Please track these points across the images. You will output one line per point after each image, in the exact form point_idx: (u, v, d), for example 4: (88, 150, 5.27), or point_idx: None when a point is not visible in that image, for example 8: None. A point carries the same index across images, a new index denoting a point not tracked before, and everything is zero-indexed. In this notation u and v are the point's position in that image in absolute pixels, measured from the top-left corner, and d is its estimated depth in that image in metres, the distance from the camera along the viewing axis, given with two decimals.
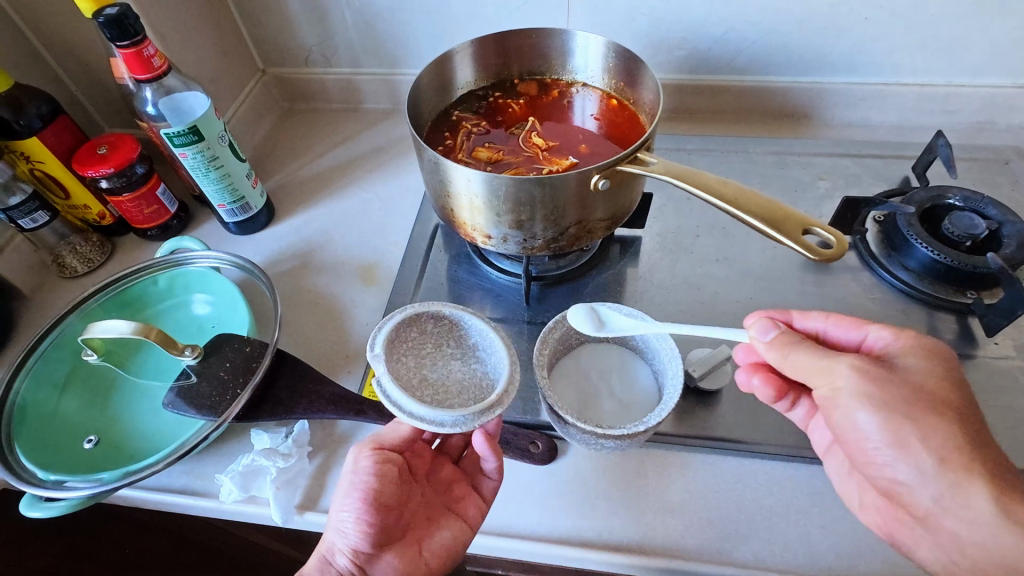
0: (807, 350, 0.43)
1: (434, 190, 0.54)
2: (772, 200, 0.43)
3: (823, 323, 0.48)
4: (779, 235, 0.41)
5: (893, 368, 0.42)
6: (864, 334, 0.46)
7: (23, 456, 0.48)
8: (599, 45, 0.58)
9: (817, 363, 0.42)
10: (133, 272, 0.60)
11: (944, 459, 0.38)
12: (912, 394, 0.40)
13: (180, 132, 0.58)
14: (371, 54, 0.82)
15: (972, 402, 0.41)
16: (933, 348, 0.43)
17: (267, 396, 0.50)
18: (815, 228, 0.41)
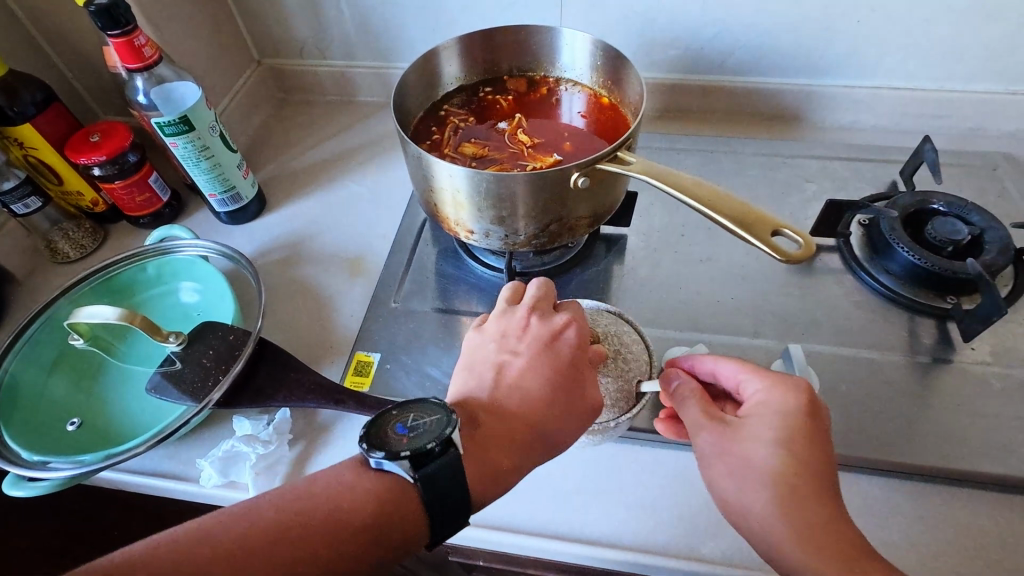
0: (692, 404, 0.45)
1: (419, 185, 0.55)
2: (746, 203, 0.43)
3: (713, 365, 0.47)
4: (747, 237, 0.41)
5: (738, 427, 0.43)
6: (741, 380, 0.45)
7: (7, 436, 0.49)
8: (585, 42, 0.58)
9: (696, 417, 0.44)
10: (119, 260, 0.61)
11: (801, 538, 0.38)
12: (747, 467, 0.41)
13: (171, 121, 0.59)
14: (365, 47, 0.83)
15: (812, 468, 0.41)
16: (795, 401, 0.42)
17: (249, 384, 0.50)
18: (784, 230, 0.42)
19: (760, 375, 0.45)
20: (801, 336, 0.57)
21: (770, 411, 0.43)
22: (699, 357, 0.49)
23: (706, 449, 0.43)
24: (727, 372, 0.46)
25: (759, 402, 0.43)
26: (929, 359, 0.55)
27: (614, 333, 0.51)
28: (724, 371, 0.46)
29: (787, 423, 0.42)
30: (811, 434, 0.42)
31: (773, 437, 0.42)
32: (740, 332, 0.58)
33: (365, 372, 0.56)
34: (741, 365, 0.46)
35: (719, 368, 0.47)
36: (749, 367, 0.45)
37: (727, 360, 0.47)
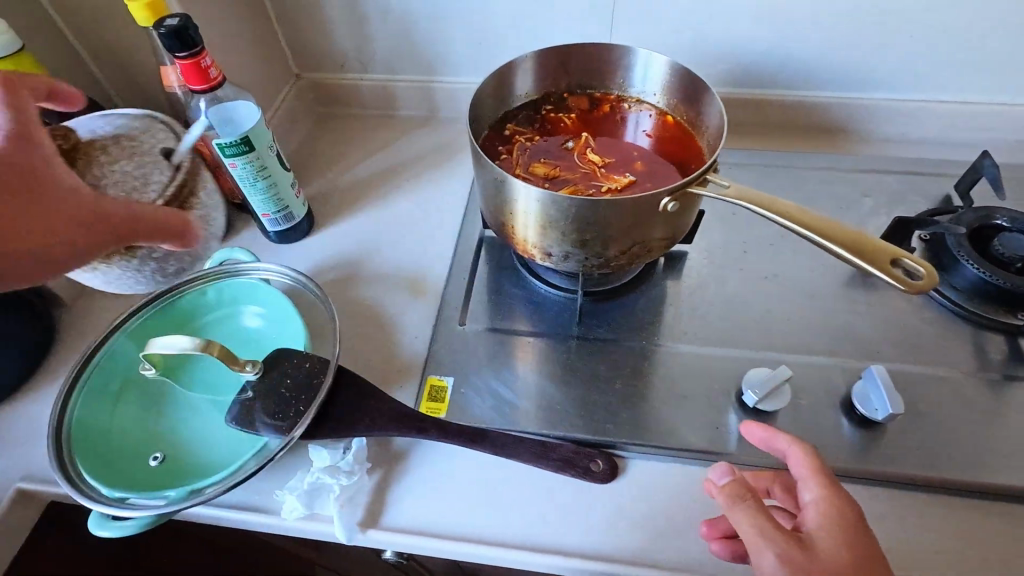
0: (753, 507, 0.39)
1: (494, 207, 0.54)
2: (858, 230, 0.41)
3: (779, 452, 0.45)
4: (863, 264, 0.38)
5: (803, 542, 0.38)
6: (801, 482, 0.43)
7: (83, 471, 0.48)
8: (661, 63, 0.58)
9: (759, 522, 0.38)
10: (180, 284, 0.59)
11: None
12: None
13: (232, 142, 0.58)
14: (410, 61, 0.82)
15: None
16: (849, 514, 0.40)
17: (330, 413, 0.49)
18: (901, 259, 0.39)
19: (818, 479, 0.42)
20: (873, 354, 0.57)
21: (837, 520, 0.40)
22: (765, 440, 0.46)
23: (772, 562, 0.37)
24: (798, 467, 0.43)
25: (818, 513, 0.40)
26: (1001, 376, 0.55)
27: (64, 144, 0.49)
28: (796, 462, 0.44)
29: (851, 531, 0.39)
30: (875, 550, 0.39)
31: (838, 539, 0.39)
32: (813, 351, 0.58)
33: (441, 398, 0.55)
34: (814, 465, 0.43)
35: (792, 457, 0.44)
36: (811, 469, 0.43)
37: (806, 452, 0.43)
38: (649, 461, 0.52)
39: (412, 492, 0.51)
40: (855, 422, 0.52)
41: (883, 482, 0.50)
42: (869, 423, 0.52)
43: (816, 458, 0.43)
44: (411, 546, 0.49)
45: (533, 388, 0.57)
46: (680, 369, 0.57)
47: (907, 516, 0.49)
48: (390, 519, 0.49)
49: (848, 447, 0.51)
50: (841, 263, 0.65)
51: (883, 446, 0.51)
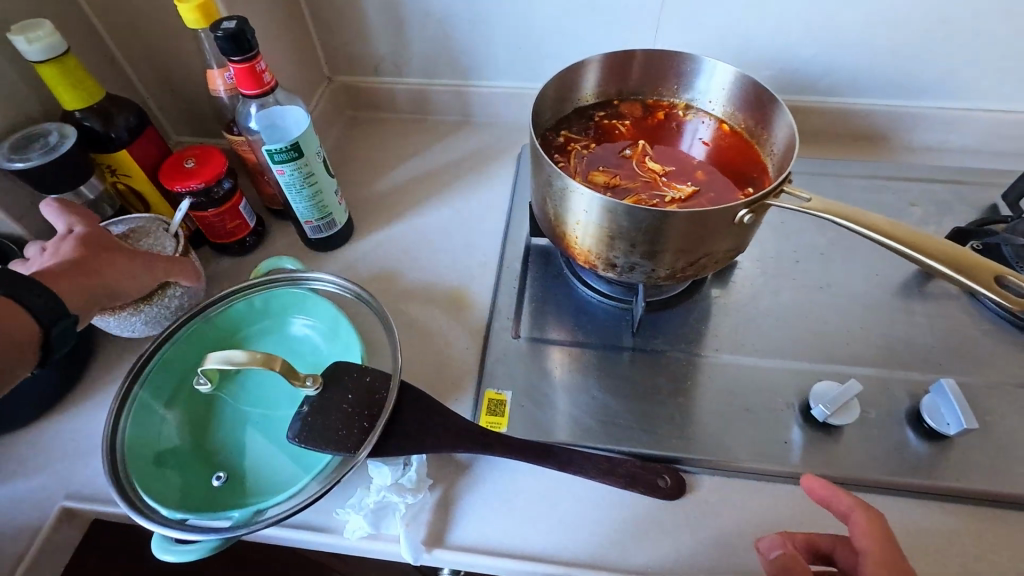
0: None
1: (556, 218, 0.53)
2: (953, 244, 0.43)
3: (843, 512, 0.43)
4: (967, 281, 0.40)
5: None
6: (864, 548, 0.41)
7: (141, 490, 0.46)
8: (727, 74, 0.57)
9: None
10: (228, 294, 0.57)
11: None
12: None
13: (282, 148, 0.57)
14: (446, 64, 0.81)
15: None
16: None
17: (394, 430, 0.48)
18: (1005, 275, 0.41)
19: (883, 547, 0.40)
20: (935, 366, 0.57)
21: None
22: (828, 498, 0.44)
23: None
24: (856, 530, 0.42)
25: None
26: None
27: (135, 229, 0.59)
28: (856, 526, 0.42)
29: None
30: None
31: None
32: (876, 363, 0.57)
33: (500, 412, 0.54)
34: (873, 531, 0.41)
35: (852, 519, 0.42)
36: (877, 536, 0.41)
37: (869, 518, 0.42)
38: (715, 477, 0.51)
39: (474, 511, 0.49)
40: (922, 434, 0.52)
41: (955, 497, 0.49)
42: (936, 436, 0.52)
43: (879, 524, 0.42)
44: (475, 565, 0.47)
45: (592, 401, 0.55)
46: (742, 381, 0.56)
47: (982, 533, 0.48)
48: (455, 537, 0.48)
49: (917, 461, 0.51)
50: (894, 272, 0.64)
51: (954, 461, 0.50)
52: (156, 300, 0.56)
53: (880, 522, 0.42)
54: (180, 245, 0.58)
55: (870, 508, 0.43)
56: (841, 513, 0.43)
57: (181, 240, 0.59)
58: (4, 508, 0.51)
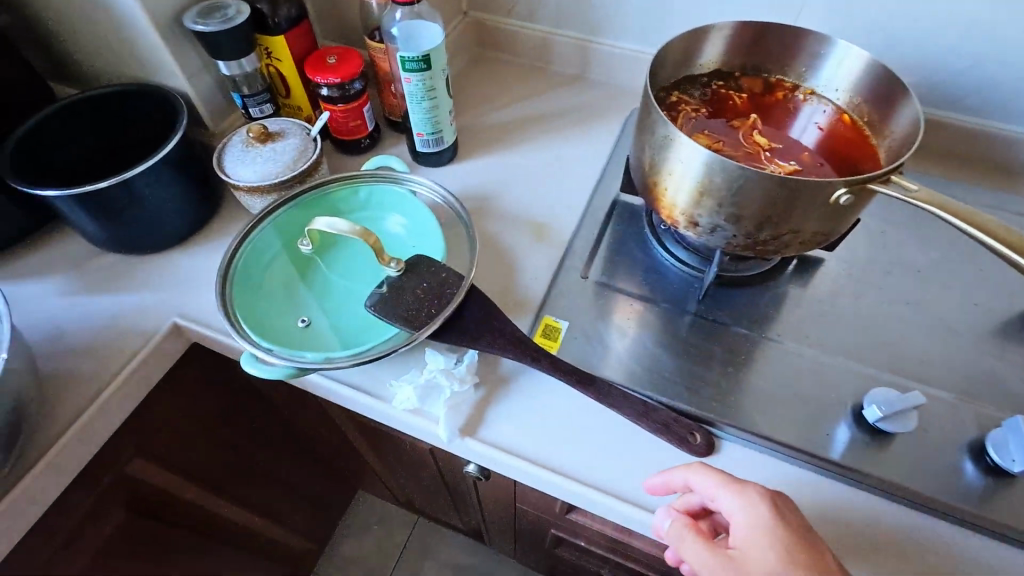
0: (694, 542, 0.44)
1: (650, 167, 0.54)
2: None
3: (685, 475, 0.46)
4: None
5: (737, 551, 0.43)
6: (718, 495, 0.45)
7: (241, 317, 0.54)
8: (860, 60, 0.55)
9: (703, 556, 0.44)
10: (341, 179, 0.64)
11: None
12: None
13: (414, 58, 0.62)
14: (576, 17, 0.83)
15: (805, 536, 0.42)
16: (762, 499, 0.44)
17: (456, 324, 0.53)
18: None
19: (728, 488, 0.45)
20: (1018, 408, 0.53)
21: (759, 531, 0.42)
22: (668, 470, 0.47)
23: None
24: (701, 487, 0.45)
25: (739, 521, 0.43)
26: None
27: (282, 129, 0.66)
28: (698, 487, 0.45)
29: (790, 537, 0.42)
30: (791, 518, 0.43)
31: (773, 547, 0.41)
32: (949, 387, 0.54)
33: (553, 337, 0.58)
34: (711, 480, 0.45)
35: (693, 484, 0.46)
36: (716, 480, 0.45)
37: (701, 474, 0.46)
38: (747, 450, 0.52)
39: (510, 415, 0.53)
40: (983, 468, 0.49)
41: (997, 535, 0.47)
42: (998, 473, 0.49)
43: (707, 468, 0.46)
44: (499, 461, 0.51)
45: (643, 352, 0.57)
46: (799, 370, 0.55)
47: None
48: (488, 433, 0.52)
49: (968, 490, 0.48)
50: (996, 306, 0.60)
51: (1009, 501, 0.48)
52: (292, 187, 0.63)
53: (708, 469, 0.46)
54: (318, 150, 0.64)
55: (694, 466, 0.46)
56: (683, 484, 0.46)
57: (319, 146, 0.64)
58: (131, 311, 0.61)
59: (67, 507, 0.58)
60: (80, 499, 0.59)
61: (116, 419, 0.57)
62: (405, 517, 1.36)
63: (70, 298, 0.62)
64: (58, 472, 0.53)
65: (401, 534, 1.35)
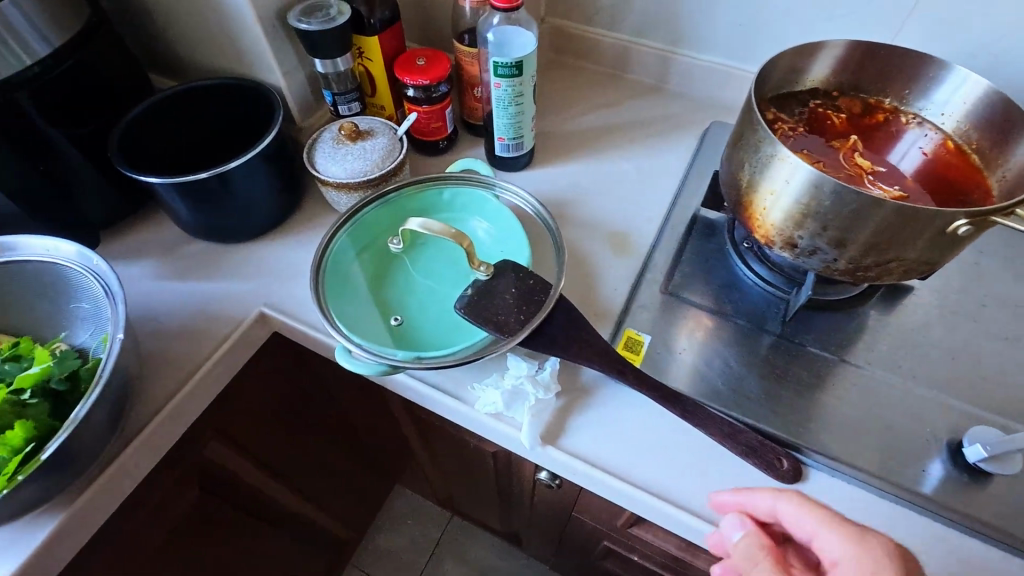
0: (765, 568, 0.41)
1: (750, 185, 0.53)
2: None
3: (773, 501, 0.44)
4: None
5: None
6: (813, 529, 0.42)
7: (332, 311, 0.55)
8: (975, 87, 0.54)
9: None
10: (428, 179, 0.65)
11: None
12: None
13: (507, 64, 0.62)
14: (659, 27, 0.82)
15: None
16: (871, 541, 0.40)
17: (544, 331, 0.53)
18: None
19: (829, 521, 0.41)
20: None
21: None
22: (754, 492, 0.45)
23: None
24: (789, 510, 0.43)
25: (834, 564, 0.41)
26: None
27: (370, 126, 0.67)
28: (787, 516, 0.43)
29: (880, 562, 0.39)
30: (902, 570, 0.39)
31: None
32: None
33: (634, 350, 0.57)
34: (803, 505, 0.43)
35: (780, 511, 0.44)
36: (808, 504, 0.43)
37: (792, 503, 0.43)
38: (834, 478, 0.50)
39: (590, 425, 0.53)
40: None
41: None
42: None
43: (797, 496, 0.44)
44: (579, 471, 0.51)
45: (726, 371, 0.56)
46: (889, 402, 0.54)
47: None
48: (569, 441, 0.52)
49: None
50: None
51: None
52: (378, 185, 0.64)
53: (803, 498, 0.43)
54: (405, 150, 0.66)
55: (785, 494, 0.44)
56: (768, 509, 0.44)
57: (406, 147, 0.66)
58: (219, 300, 0.63)
59: (152, 485, 0.60)
60: (163, 478, 0.61)
61: (201, 404, 0.59)
62: (439, 514, 1.37)
63: (162, 283, 0.65)
64: (149, 451, 0.55)
65: (435, 531, 1.36)
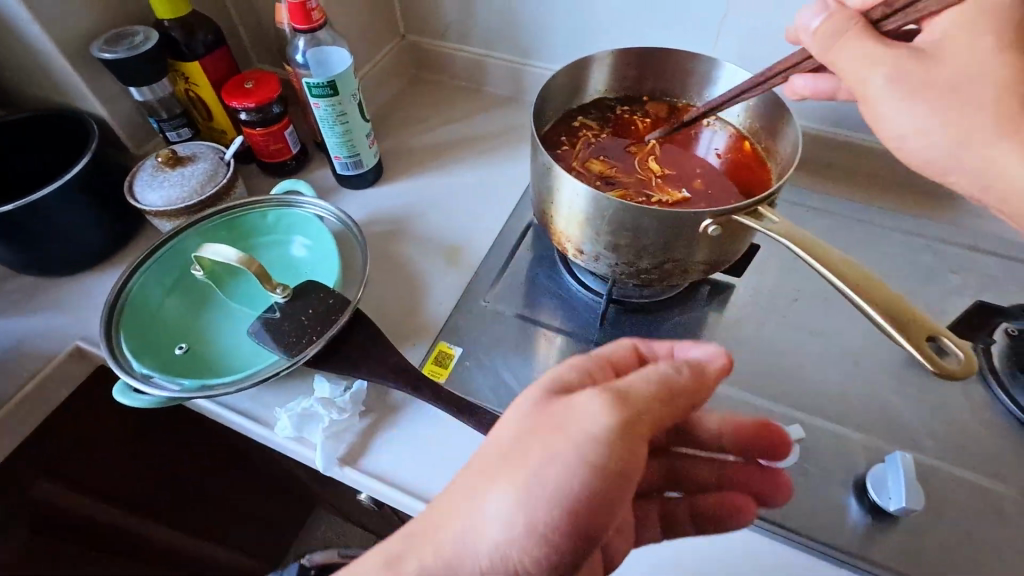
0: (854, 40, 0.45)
1: (539, 194, 0.54)
2: (897, 295, 0.39)
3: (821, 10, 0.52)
4: (896, 335, 0.37)
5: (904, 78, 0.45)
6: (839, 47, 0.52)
7: (124, 344, 0.54)
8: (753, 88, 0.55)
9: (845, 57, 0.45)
10: (249, 203, 0.65)
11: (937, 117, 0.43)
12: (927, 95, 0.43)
13: (320, 84, 0.62)
14: (507, 40, 0.83)
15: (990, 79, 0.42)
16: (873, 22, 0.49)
17: (338, 350, 0.53)
18: (942, 338, 0.37)
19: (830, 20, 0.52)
20: (912, 443, 0.51)
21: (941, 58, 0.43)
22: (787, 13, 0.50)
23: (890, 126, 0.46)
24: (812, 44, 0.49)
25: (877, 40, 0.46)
26: None
27: (191, 152, 0.66)
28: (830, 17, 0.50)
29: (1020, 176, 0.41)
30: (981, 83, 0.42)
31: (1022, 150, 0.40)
32: (841, 421, 0.52)
33: (444, 364, 0.57)
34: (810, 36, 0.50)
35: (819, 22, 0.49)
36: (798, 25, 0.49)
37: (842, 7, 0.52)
38: None
39: (391, 444, 0.52)
40: (866, 508, 0.48)
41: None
42: (881, 514, 0.47)
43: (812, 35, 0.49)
44: (375, 491, 0.50)
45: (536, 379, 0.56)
46: None
47: None
48: (369, 462, 0.51)
49: (846, 529, 0.47)
50: None
51: (888, 541, 0.46)
52: (197, 211, 0.63)
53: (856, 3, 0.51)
54: (230, 174, 0.64)
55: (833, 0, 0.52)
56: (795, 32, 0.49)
57: (232, 170, 0.64)
58: (32, 336, 0.62)
59: None
60: None
61: None
62: None
63: None
64: None
65: None
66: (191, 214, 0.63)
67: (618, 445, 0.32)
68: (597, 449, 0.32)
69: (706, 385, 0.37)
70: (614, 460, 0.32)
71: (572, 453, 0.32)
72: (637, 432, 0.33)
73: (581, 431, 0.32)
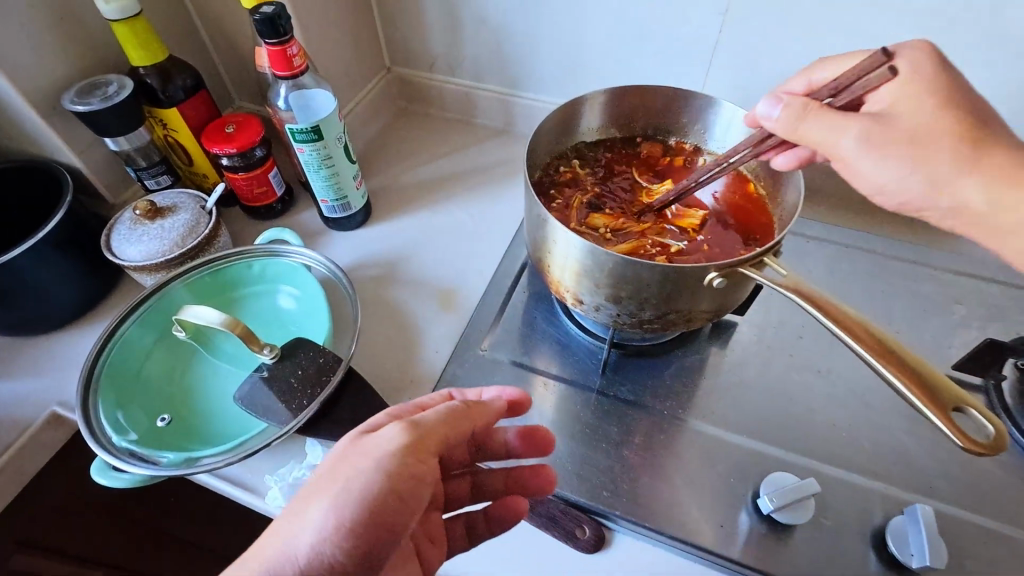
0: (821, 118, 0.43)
1: (534, 241, 0.52)
2: (924, 363, 0.38)
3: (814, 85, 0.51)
4: (925, 408, 0.35)
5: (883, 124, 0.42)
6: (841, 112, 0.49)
7: (101, 413, 0.51)
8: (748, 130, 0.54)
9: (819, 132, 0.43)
10: (235, 254, 0.62)
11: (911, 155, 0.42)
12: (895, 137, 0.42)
13: (303, 129, 0.60)
14: (495, 72, 0.81)
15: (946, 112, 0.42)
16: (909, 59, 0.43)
17: (330, 413, 0.50)
18: (969, 409, 0.36)
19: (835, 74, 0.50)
20: (928, 489, 0.50)
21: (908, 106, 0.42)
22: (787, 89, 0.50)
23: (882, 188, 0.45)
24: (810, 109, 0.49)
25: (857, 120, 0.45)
26: None
27: (170, 202, 0.63)
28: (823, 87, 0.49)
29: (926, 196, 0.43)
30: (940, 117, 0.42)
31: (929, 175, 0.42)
32: (854, 467, 0.51)
33: None
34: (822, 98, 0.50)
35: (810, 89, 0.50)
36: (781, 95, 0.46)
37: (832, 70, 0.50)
38: (640, 540, 0.49)
39: None
40: (885, 561, 0.46)
41: None
42: (900, 568, 0.46)
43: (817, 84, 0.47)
44: None
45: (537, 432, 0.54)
46: (697, 452, 0.52)
47: None
48: None
49: None
50: None
51: None
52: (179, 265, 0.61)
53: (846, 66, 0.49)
54: (212, 223, 0.62)
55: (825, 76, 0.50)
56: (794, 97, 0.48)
57: (213, 220, 0.62)
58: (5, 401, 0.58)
59: None
60: None
61: None
62: None
63: None
64: None
65: None
66: (173, 268, 0.60)
67: (406, 458, 0.35)
68: (390, 459, 0.35)
69: (487, 416, 0.41)
70: (404, 469, 0.35)
71: (370, 458, 0.35)
72: (425, 449, 0.36)
73: (378, 449, 0.35)
